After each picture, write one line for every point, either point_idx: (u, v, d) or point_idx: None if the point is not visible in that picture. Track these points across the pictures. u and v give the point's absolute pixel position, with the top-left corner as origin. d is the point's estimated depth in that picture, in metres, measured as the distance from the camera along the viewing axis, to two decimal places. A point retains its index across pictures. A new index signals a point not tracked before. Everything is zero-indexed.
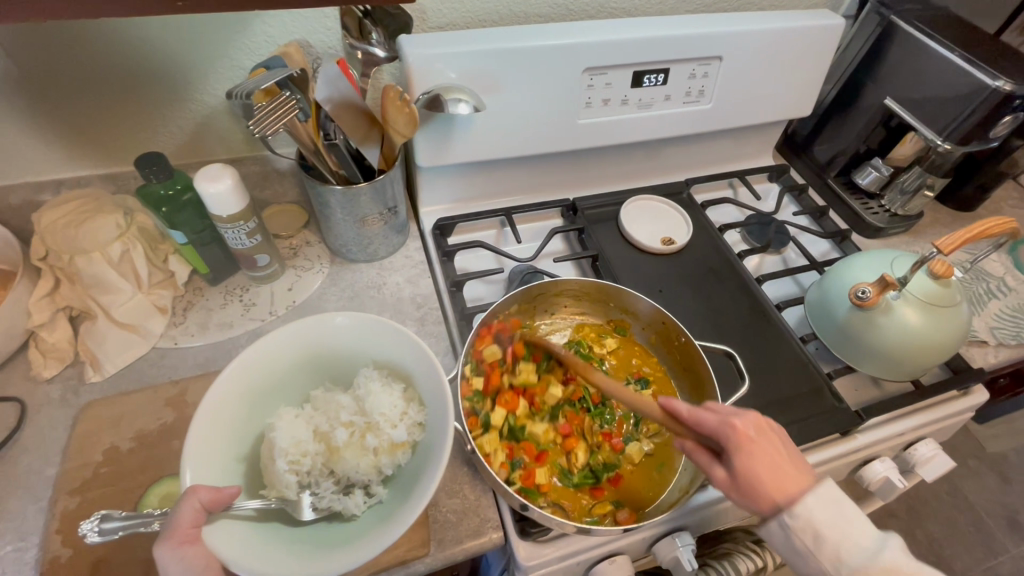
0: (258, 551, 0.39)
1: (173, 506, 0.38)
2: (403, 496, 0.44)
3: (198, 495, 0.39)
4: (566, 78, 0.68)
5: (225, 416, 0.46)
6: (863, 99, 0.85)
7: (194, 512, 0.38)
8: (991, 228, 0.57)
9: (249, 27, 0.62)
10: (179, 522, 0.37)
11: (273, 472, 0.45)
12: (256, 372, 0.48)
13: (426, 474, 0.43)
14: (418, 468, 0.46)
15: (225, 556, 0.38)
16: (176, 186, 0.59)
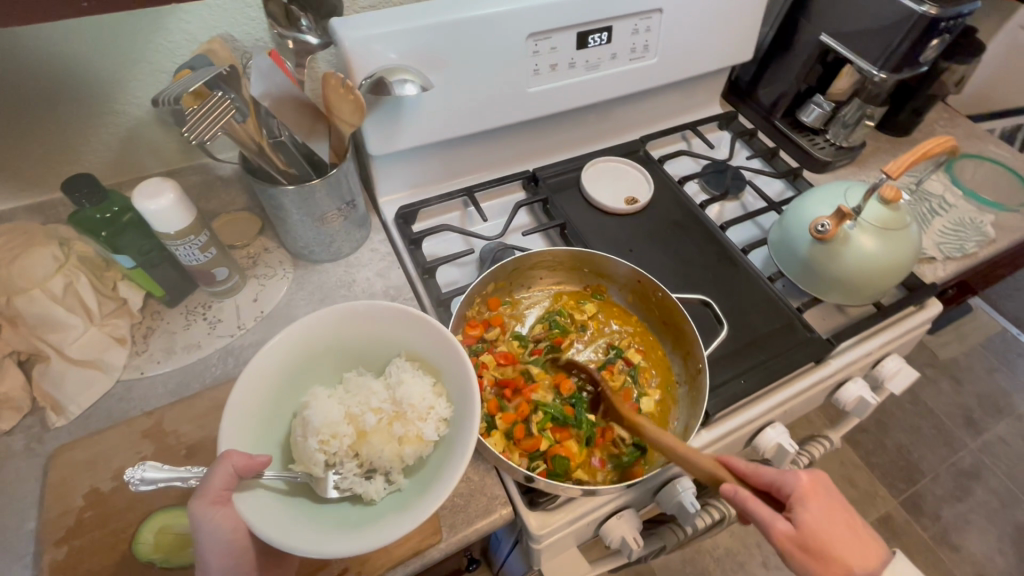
0: (281, 522, 0.40)
1: (209, 469, 0.39)
2: (427, 485, 0.43)
3: (232, 461, 0.39)
4: (511, 47, 0.66)
5: (259, 388, 0.46)
6: (800, 38, 0.87)
7: (227, 476, 0.39)
8: (929, 148, 0.60)
9: (164, 25, 0.57)
10: (212, 485, 0.38)
11: (302, 450, 0.45)
12: (294, 350, 0.48)
13: (446, 472, 0.42)
14: (443, 454, 0.45)
15: (251, 522, 0.39)
16: (113, 208, 0.56)
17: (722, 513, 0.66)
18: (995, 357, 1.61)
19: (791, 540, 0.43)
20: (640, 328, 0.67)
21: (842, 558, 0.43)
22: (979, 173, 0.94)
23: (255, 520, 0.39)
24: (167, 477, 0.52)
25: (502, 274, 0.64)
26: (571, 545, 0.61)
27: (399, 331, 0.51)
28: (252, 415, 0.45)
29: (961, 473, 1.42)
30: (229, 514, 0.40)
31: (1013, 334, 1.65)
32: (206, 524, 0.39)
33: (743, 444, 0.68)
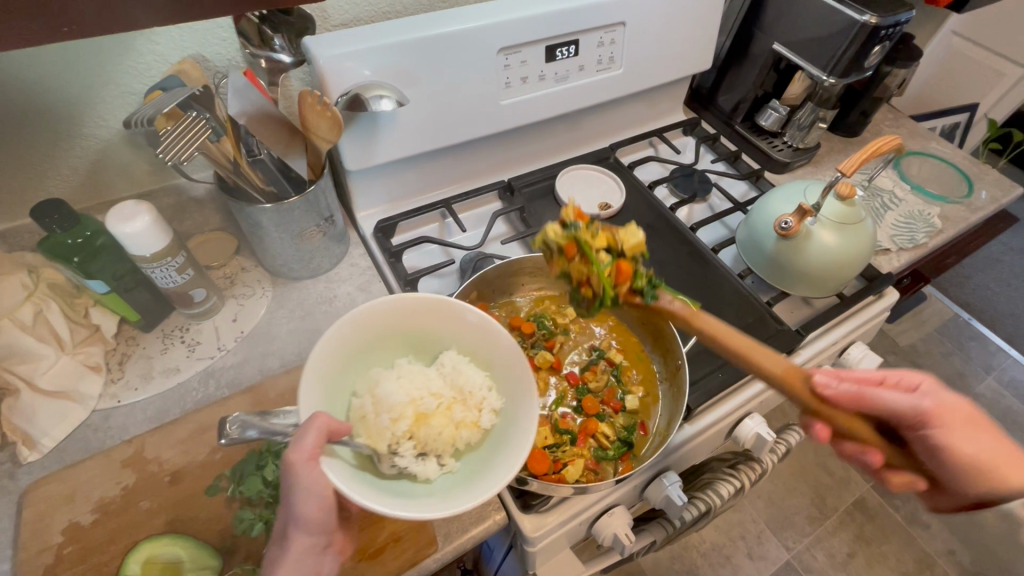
0: (356, 483, 0.39)
1: (300, 429, 0.38)
2: (484, 471, 0.44)
3: (321, 422, 0.39)
4: (481, 61, 0.68)
5: (332, 366, 0.45)
6: (753, 47, 0.92)
7: (317, 436, 0.39)
8: (880, 146, 0.64)
9: (133, 46, 0.57)
10: (304, 444, 0.38)
11: (374, 426, 0.45)
12: (368, 326, 0.48)
13: (507, 456, 0.43)
14: (500, 444, 0.46)
15: (333, 479, 0.38)
16: (85, 232, 0.54)
17: (711, 505, 0.66)
18: (950, 341, 1.71)
19: (966, 412, 0.48)
20: (621, 330, 0.68)
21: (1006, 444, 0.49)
22: (924, 170, 1.01)
23: (342, 482, 0.38)
24: (151, 506, 0.51)
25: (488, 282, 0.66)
26: (565, 546, 0.61)
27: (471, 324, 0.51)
28: (322, 389, 0.45)
29: None
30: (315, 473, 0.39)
31: (964, 319, 1.75)
32: (302, 481, 0.39)
33: (724, 436, 0.70)
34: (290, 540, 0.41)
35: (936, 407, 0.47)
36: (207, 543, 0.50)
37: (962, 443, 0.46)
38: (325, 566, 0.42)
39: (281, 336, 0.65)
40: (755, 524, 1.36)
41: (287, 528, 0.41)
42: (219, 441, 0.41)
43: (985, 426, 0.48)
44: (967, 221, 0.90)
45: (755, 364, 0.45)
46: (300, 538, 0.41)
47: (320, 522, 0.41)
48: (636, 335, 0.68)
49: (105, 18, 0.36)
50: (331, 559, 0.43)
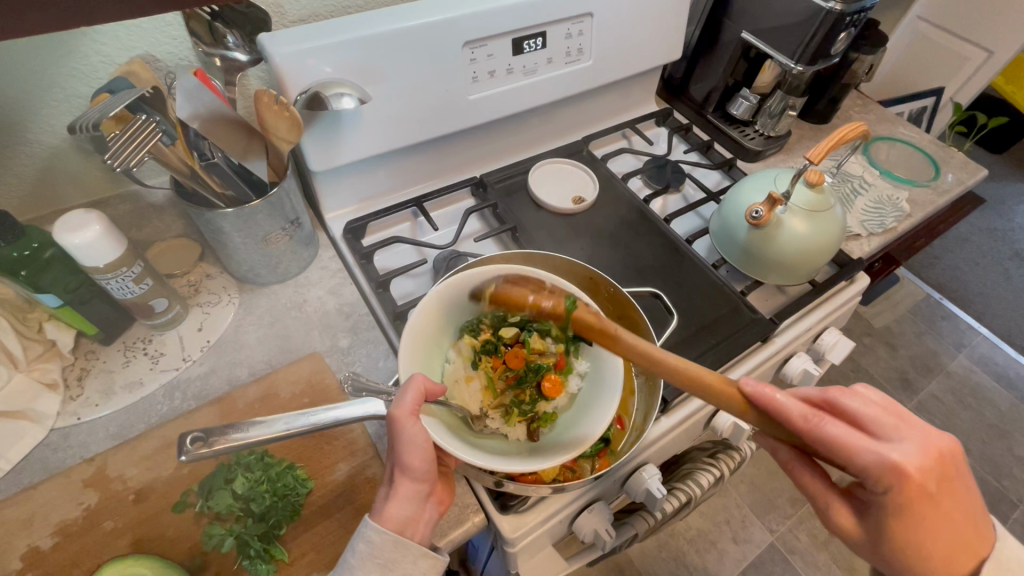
0: (456, 444, 0.48)
1: (401, 389, 0.45)
2: (574, 430, 0.52)
3: (419, 383, 0.46)
4: (446, 56, 0.66)
5: (428, 328, 0.54)
6: (723, 35, 0.92)
7: (416, 395, 0.46)
8: (846, 133, 0.64)
9: (76, 46, 0.54)
10: (406, 401, 0.45)
11: (466, 392, 0.56)
12: (448, 298, 0.55)
13: (589, 420, 0.52)
14: (582, 406, 0.55)
15: (436, 437, 0.46)
16: (32, 244, 0.51)
17: (690, 495, 0.67)
18: (923, 321, 1.75)
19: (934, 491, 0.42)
20: None
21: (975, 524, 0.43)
22: (892, 154, 1.02)
23: (440, 437, 0.47)
24: (116, 526, 0.49)
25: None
26: (546, 544, 0.61)
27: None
28: (419, 348, 0.54)
29: None
30: (419, 429, 0.45)
31: (936, 299, 1.79)
32: (405, 433, 0.45)
33: (703, 426, 0.71)
34: (395, 490, 0.45)
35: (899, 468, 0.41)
36: (175, 561, 0.48)
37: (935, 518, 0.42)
38: (426, 515, 0.46)
39: (250, 344, 0.63)
40: (739, 509, 1.38)
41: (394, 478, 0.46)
42: (179, 458, 0.41)
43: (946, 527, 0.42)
44: (934, 204, 0.91)
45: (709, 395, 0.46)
46: (406, 485, 0.45)
47: (421, 471, 0.45)
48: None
49: (24, 21, 0.34)
50: (432, 508, 0.47)
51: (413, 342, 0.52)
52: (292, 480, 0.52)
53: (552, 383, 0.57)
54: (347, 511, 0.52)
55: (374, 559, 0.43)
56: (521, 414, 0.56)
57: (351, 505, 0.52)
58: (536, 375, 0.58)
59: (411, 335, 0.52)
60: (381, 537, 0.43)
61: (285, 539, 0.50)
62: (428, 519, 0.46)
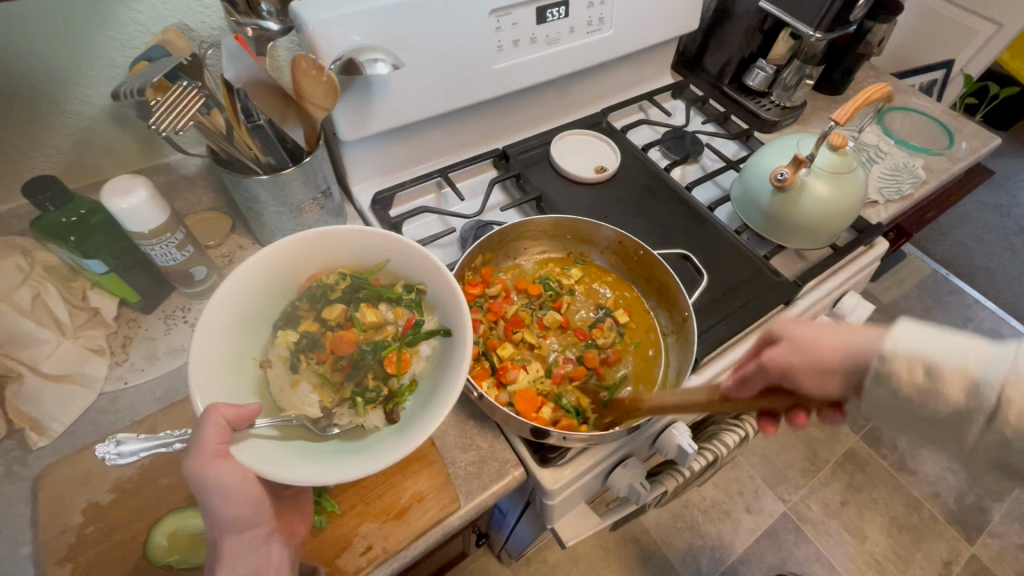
0: (284, 464, 0.41)
1: (196, 428, 0.39)
2: (432, 392, 0.48)
3: (218, 414, 0.40)
4: (471, 24, 0.67)
5: (237, 338, 0.48)
6: (739, 6, 0.92)
7: (218, 428, 0.40)
8: (871, 94, 0.65)
9: (113, 15, 0.54)
10: (206, 442, 0.39)
11: (295, 397, 0.49)
12: (249, 297, 0.49)
13: (445, 383, 0.47)
14: (437, 366, 0.51)
15: (259, 468, 0.40)
16: (80, 210, 0.53)
17: (717, 455, 0.68)
18: (930, 296, 1.76)
19: (835, 339, 0.39)
20: (622, 286, 0.70)
21: (819, 341, 0.40)
22: (906, 124, 1.03)
23: (261, 466, 0.41)
24: (171, 483, 0.51)
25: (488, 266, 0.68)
26: (580, 501, 0.63)
27: (369, 244, 0.54)
28: (223, 364, 0.46)
29: None
30: (233, 466, 0.40)
31: (942, 274, 1.81)
32: (211, 480, 0.39)
33: None
34: (223, 549, 0.42)
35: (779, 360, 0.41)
36: None
37: (818, 369, 0.39)
38: (272, 558, 0.43)
39: None
40: (752, 479, 1.41)
41: (218, 535, 0.42)
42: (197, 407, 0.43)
43: (832, 371, 0.39)
44: (949, 171, 0.92)
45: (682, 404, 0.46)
46: (234, 537, 0.42)
47: (246, 518, 0.41)
48: (640, 292, 0.69)
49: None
50: (279, 548, 0.44)
51: (208, 358, 0.44)
52: None
53: (395, 353, 0.52)
54: (393, 465, 0.54)
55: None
56: (369, 401, 0.49)
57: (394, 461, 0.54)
58: (377, 347, 0.52)
59: (199, 356, 0.44)
60: None
61: (334, 493, 0.52)
62: (276, 561, 0.43)
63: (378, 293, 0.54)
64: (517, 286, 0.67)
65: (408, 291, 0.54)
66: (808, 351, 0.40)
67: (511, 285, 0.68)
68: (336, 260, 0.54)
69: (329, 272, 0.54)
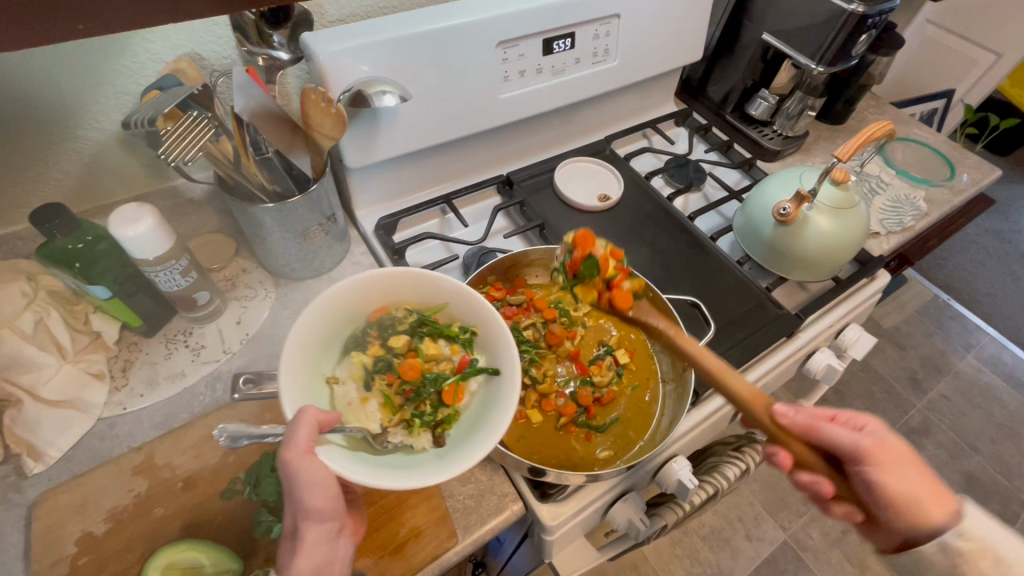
0: (355, 468, 0.41)
1: (291, 427, 0.39)
2: (480, 423, 0.47)
3: (310, 417, 0.40)
4: (479, 56, 0.68)
5: (309, 359, 0.47)
6: (743, 38, 0.93)
7: (308, 430, 0.40)
8: (874, 132, 0.65)
9: (127, 46, 0.55)
10: (298, 440, 0.39)
11: (361, 412, 0.48)
12: (331, 313, 0.48)
13: (492, 418, 0.46)
14: (485, 404, 0.49)
15: (338, 469, 0.40)
16: (86, 237, 0.53)
17: (717, 488, 0.67)
18: (931, 322, 1.76)
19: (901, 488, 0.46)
20: (628, 326, 0.69)
21: (918, 466, 0.46)
22: (908, 154, 1.03)
23: (343, 467, 0.40)
24: (166, 513, 0.50)
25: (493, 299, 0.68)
26: (579, 534, 0.63)
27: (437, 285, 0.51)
28: (301, 374, 0.45)
29: (913, 430, 1.54)
30: (317, 466, 0.39)
31: (944, 299, 1.80)
32: (302, 475, 0.39)
33: (729, 418, 0.73)
34: (301, 537, 0.41)
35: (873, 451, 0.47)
36: (226, 547, 0.49)
37: (893, 486, 0.45)
38: (340, 552, 0.42)
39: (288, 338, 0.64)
40: (752, 506, 1.39)
41: (298, 522, 0.41)
42: (234, 394, 0.47)
43: (908, 497, 0.45)
44: (950, 203, 0.93)
45: (725, 387, 0.50)
46: (312, 529, 0.41)
47: (328, 511, 0.41)
48: (645, 334, 0.68)
49: (75, 31, 0.34)
50: (347, 543, 0.43)
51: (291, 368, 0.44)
52: None
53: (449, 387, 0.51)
54: (391, 498, 0.53)
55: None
56: (423, 424, 0.49)
57: (391, 494, 0.53)
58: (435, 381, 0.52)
59: (286, 364, 0.44)
60: None
61: None
62: (343, 556, 0.43)
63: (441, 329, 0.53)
64: (530, 302, 0.66)
65: (464, 330, 0.53)
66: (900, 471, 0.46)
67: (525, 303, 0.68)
68: (406, 295, 0.52)
69: (397, 304, 0.53)
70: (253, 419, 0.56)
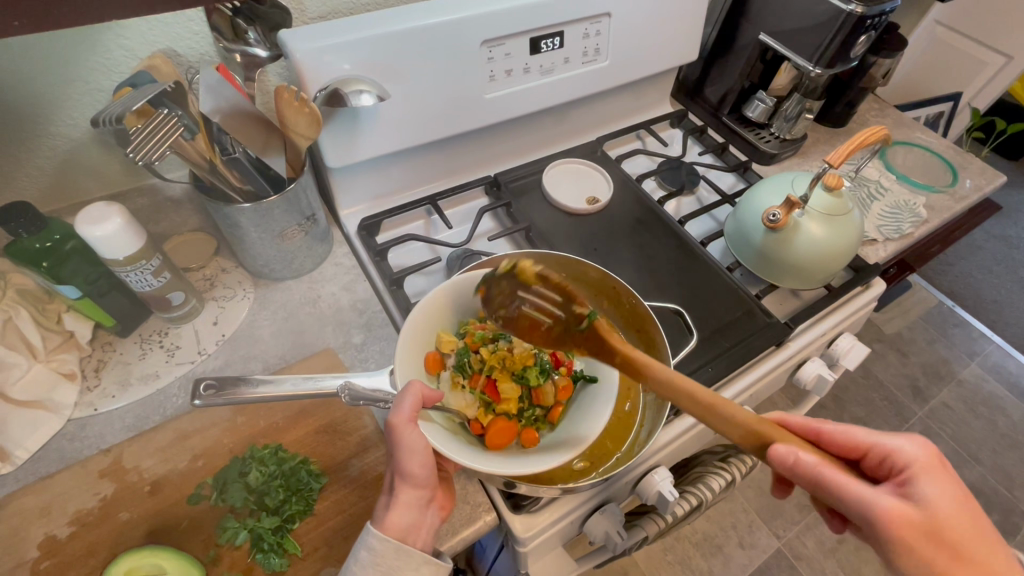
0: (454, 446, 0.47)
1: (399, 396, 0.46)
2: (572, 429, 0.54)
3: (417, 389, 0.47)
4: (465, 55, 0.66)
5: (423, 332, 0.55)
6: (740, 38, 0.91)
7: (412, 402, 0.46)
8: (866, 137, 0.63)
9: (99, 42, 0.54)
10: (403, 409, 0.45)
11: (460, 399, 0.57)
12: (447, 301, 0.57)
13: (589, 424, 0.53)
14: (579, 404, 0.58)
15: (436, 443, 0.46)
16: (54, 236, 0.52)
17: (701, 499, 0.66)
18: (935, 329, 1.73)
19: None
20: None
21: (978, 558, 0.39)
22: (909, 159, 1.01)
23: (439, 442, 0.46)
24: (131, 518, 0.49)
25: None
26: (558, 544, 0.62)
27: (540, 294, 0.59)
28: (415, 349, 0.54)
29: None
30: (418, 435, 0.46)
31: (948, 306, 1.77)
32: (404, 439, 0.45)
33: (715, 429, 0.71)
34: (397, 497, 0.46)
35: (899, 515, 0.40)
36: (191, 554, 0.49)
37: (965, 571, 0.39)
38: (427, 519, 0.47)
39: (264, 339, 0.63)
40: (746, 513, 1.37)
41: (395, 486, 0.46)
42: (194, 401, 0.46)
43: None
44: (952, 210, 0.90)
45: (716, 426, 0.45)
46: (406, 493, 0.46)
47: (419, 478, 0.46)
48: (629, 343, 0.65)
49: (11, 27, 0.36)
50: (433, 514, 0.48)
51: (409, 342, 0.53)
52: (306, 475, 0.52)
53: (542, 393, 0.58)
54: (361, 506, 0.52)
55: (375, 565, 0.43)
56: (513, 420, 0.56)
57: (363, 501, 0.52)
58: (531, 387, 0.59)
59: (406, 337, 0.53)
60: (382, 544, 0.44)
61: (298, 533, 0.50)
62: (430, 524, 0.47)
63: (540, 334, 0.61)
64: None
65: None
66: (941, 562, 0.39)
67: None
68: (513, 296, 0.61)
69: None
70: (224, 423, 0.56)
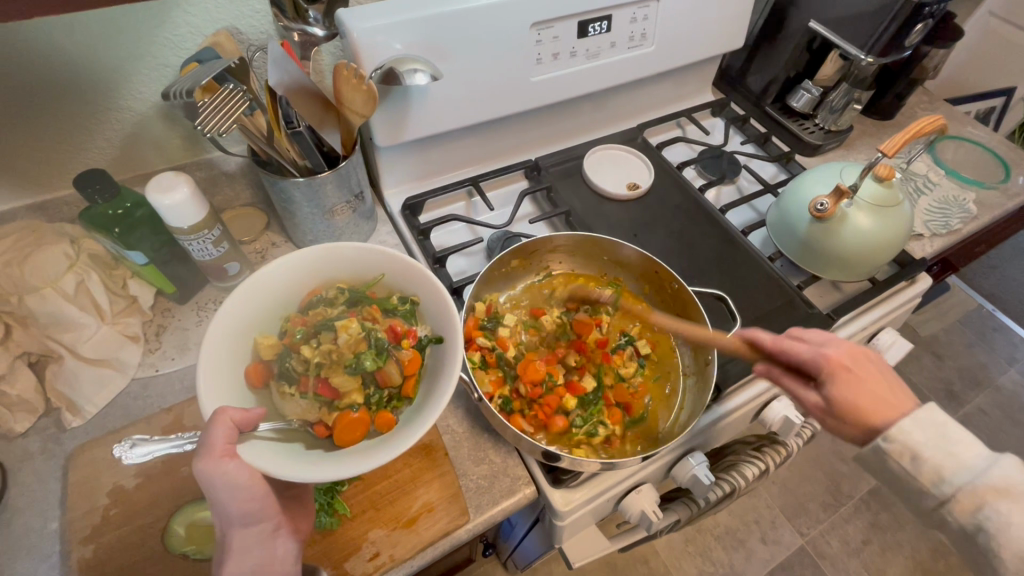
0: (283, 464, 0.41)
1: (204, 429, 0.40)
2: (426, 401, 0.47)
3: (226, 417, 0.40)
4: (515, 36, 0.67)
5: (231, 344, 0.47)
6: (789, 25, 0.89)
7: (227, 430, 0.40)
8: (924, 127, 0.62)
9: (169, 18, 0.56)
10: (214, 442, 0.39)
11: (295, 404, 0.48)
12: (241, 314, 0.48)
13: (437, 391, 0.46)
14: (432, 375, 0.50)
15: (264, 468, 0.40)
16: (125, 203, 0.56)
17: (734, 487, 0.66)
18: (973, 332, 1.68)
19: (892, 387, 0.43)
20: (652, 318, 0.69)
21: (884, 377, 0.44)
22: (959, 154, 0.98)
23: (266, 465, 0.41)
24: (191, 473, 0.52)
25: (538, 296, 0.70)
26: (590, 522, 0.63)
27: (368, 259, 0.53)
28: (225, 372, 0.45)
29: None
30: (240, 466, 0.40)
31: (989, 309, 1.72)
32: (218, 478, 0.39)
33: (750, 418, 0.71)
34: (230, 542, 0.41)
35: (841, 357, 0.44)
36: None
37: (859, 394, 0.42)
38: (278, 551, 0.43)
39: None
40: (770, 509, 1.37)
41: (225, 529, 0.42)
42: None
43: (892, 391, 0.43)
44: (1003, 207, 0.88)
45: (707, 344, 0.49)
46: (240, 532, 0.42)
47: (254, 513, 0.41)
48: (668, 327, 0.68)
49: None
50: (286, 543, 0.43)
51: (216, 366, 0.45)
52: None
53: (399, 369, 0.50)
54: (405, 473, 0.54)
55: None
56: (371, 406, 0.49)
57: (407, 468, 0.54)
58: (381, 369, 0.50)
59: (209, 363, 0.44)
60: None
61: (345, 496, 0.52)
62: (284, 553, 0.43)
63: (377, 304, 0.53)
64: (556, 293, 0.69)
65: (405, 302, 0.54)
66: (875, 374, 0.44)
67: (546, 295, 0.69)
68: (338, 273, 0.53)
69: (329, 286, 0.54)
70: None
